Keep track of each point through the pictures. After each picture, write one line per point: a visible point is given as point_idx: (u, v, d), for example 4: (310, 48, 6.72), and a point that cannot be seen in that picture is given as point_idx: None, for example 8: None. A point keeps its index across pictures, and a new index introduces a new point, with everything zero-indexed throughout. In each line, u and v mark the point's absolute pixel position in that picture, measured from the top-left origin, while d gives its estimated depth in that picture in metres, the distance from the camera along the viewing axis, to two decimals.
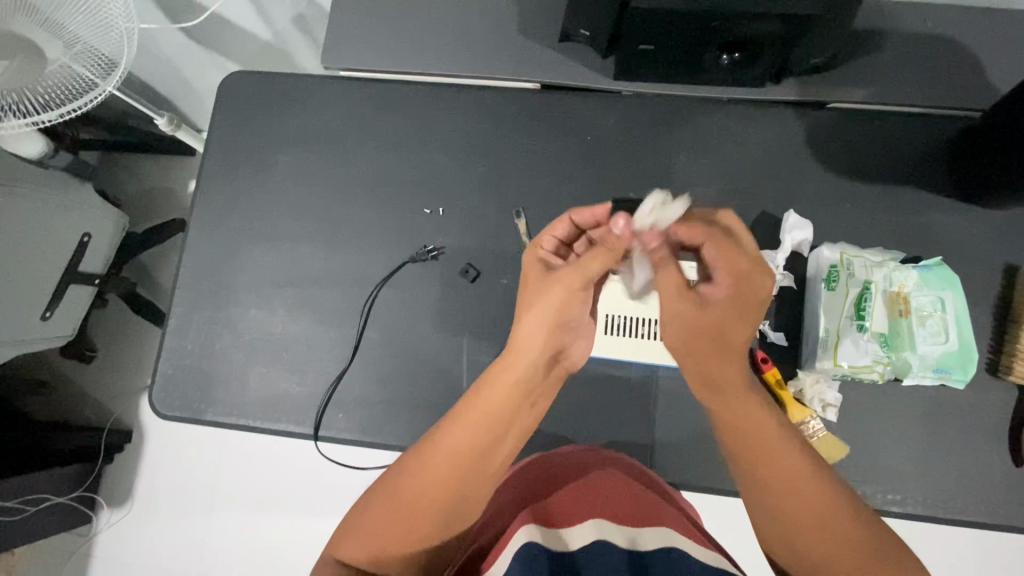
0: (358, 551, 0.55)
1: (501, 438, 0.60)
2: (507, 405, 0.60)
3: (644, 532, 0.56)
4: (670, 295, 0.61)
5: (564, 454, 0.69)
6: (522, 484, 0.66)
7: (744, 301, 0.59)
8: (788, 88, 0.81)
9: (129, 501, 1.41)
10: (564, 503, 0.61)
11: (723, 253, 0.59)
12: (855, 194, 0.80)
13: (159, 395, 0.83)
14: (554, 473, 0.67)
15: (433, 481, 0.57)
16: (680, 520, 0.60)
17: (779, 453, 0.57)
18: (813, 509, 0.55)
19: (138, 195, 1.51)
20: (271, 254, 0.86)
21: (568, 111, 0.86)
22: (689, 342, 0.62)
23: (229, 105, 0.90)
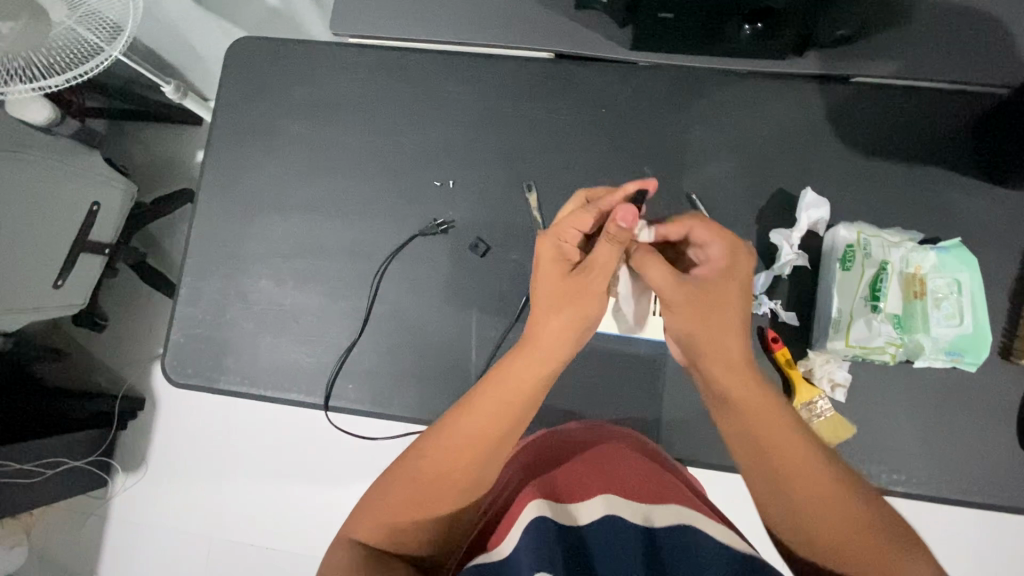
0: (371, 530, 0.57)
1: (517, 431, 0.60)
2: (524, 396, 0.60)
3: (654, 508, 0.57)
4: (666, 284, 0.63)
5: (571, 432, 0.70)
6: (535, 456, 0.67)
7: (734, 279, 0.62)
8: (810, 61, 0.79)
9: (145, 465, 1.45)
10: (573, 478, 0.62)
11: (710, 230, 0.63)
12: (875, 172, 0.78)
13: (172, 363, 0.83)
14: (567, 446, 0.67)
15: (449, 471, 0.58)
16: (691, 496, 0.60)
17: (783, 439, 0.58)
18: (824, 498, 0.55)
19: (146, 164, 1.51)
20: (280, 225, 0.85)
21: (582, 82, 0.84)
22: (695, 324, 0.61)
23: (235, 72, 0.89)
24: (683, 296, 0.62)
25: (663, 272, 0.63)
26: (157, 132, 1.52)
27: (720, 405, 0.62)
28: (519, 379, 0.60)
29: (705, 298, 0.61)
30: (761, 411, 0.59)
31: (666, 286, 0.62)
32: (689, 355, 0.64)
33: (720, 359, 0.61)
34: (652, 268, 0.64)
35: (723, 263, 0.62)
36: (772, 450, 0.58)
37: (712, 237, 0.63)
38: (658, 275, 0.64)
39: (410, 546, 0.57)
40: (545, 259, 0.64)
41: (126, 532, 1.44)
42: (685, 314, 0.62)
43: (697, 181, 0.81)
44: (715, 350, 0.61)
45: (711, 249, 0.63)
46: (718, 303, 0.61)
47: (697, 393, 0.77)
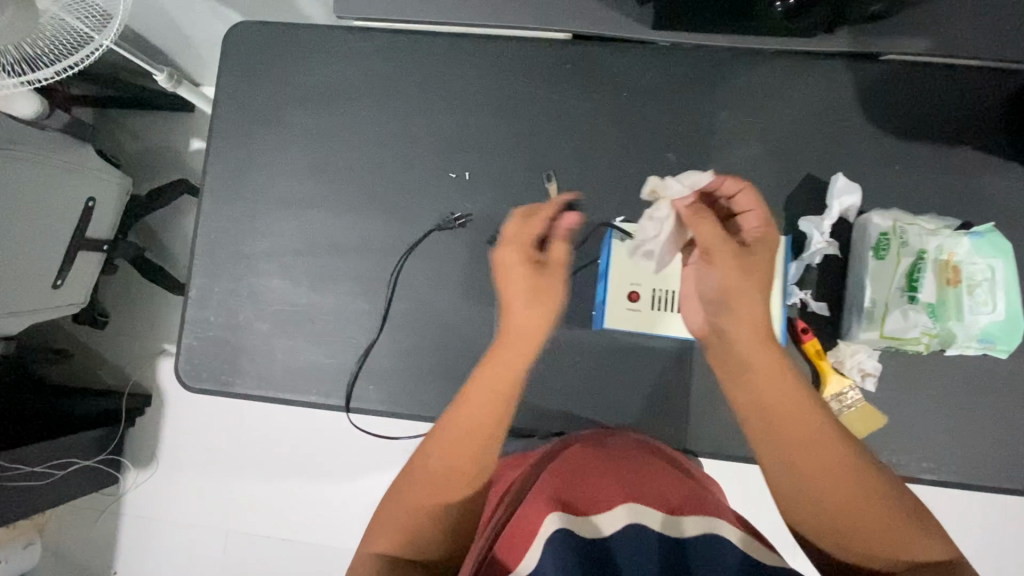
0: (377, 543, 0.56)
1: (508, 423, 0.60)
2: (510, 382, 0.60)
3: (680, 520, 0.55)
4: (714, 244, 0.60)
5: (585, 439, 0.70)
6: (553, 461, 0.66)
7: (767, 251, 0.62)
8: (839, 39, 0.75)
9: (156, 460, 1.44)
10: (591, 484, 0.59)
11: (756, 198, 0.63)
12: (907, 155, 0.76)
13: (185, 367, 0.81)
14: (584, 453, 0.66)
15: (448, 471, 0.57)
16: (713, 503, 0.59)
17: (801, 402, 0.57)
18: (836, 466, 0.55)
19: (139, 155, 1.46)
20: (289, 222, 0.82)
21: (601, 65, 0.80)
22: (729, 283, 0.60)
23: (234, 61, 0.84)
24: (728, 252, 0.60)
25: (714, 232, 0.60)
26: (148, 121, 1.46)
27: (739, 371, 0.60)
28: (502, 365, 0.60)
29: (745, 258, 0.60)
30: (781, 381, 0.58)
31: (714, 244, 0.60)
32: (716, 309, 0.62)
33: (751, 321, 0.60)
34: (704, 226, 0.61)
35: (761, 231, 0.63)
36: (790, 419, 0.57)
37: (756, 205, 0.63)
38: (707, 232, 0.61)
39: (419, 558, 0.56)
40: (508, 259, 0.63)
41: (141, 529, 1.44)
42: (724, 271, 0.60)
43: (723, 167, 0.78)
44: (745, 313, 0.60)
45: (749, 219, 0.64)
46: (753, 267, 0.60)
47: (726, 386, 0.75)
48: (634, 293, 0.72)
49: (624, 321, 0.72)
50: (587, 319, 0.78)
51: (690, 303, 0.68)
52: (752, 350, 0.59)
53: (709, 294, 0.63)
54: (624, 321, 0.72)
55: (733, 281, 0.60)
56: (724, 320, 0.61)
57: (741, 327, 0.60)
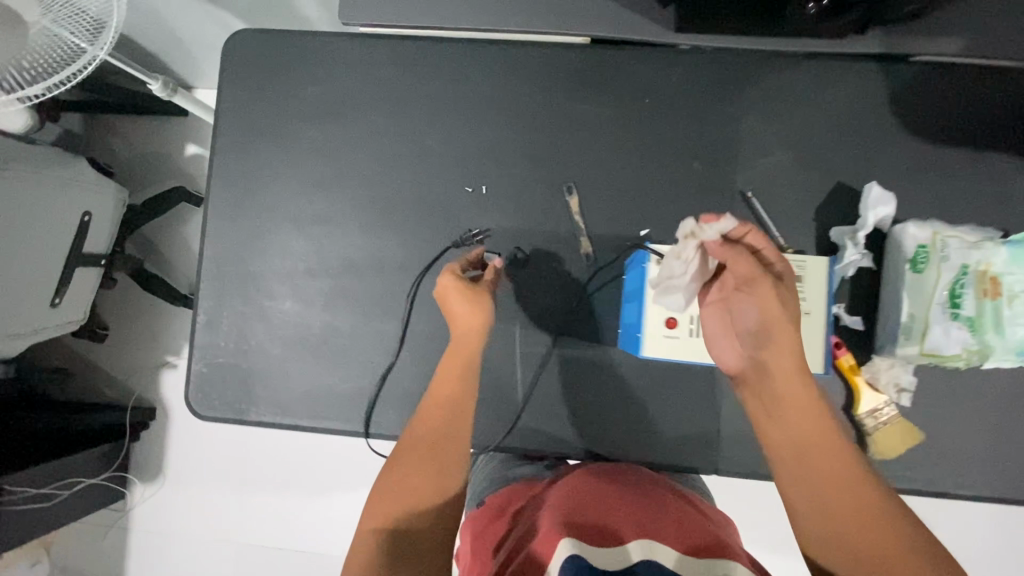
0: (370, 536, 0.58)
1: (467, 412, 0.65)
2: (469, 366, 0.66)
3: (694, 561, 0.52)
4: (750, 279, 0.59)
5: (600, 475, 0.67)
6: (566, 488, 0.65)
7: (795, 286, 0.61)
8: (872, 41, 0.72)
9: (163, 475, 1.42)
10: (607, 517, 0.57)
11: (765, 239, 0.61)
12: (941, 162, 0.73)
13: (196, 395, 0.78)
14: (599, 488, 0.63)
15: (429, 460, 0.61)
16: (729, 544, 0.55)
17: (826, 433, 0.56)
18: (859, 500, 0.53)
19: (132, 163, 1.41)
20: (299, 241, 0.79)
21: (621, 70, 0.77)
22: (770, 316, 0.58)
23: (235, 71, 0.80)
24: (769, 284, 0.58)
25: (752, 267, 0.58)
26: (141, 127, 1.41)
27: (779, 407, 0.59)
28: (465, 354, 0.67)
29: (782, 290, 0.59)
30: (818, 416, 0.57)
31: (753, 277, 0.58)
32: (749, 337, 0.60)
33: (793, 358, 0.58)
34: (744, 260, 0.58)
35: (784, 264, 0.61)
36: (827, 460, 0.55)
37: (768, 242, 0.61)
38: (745, 267, 0.59)
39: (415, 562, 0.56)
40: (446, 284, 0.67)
41: (149, 545, 1.41)
42: (766, 303, 0.58)
43: (751, 177, 0.75)
44: (787, 348, 0.58)
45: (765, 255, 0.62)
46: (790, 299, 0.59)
47: None
48: (671, 319, 0.66)
49: (658, 348, 0.66)
50: (611, 336, 0.75)
51: (718, 339, 0.63)
52: (791, 386, 0.58)
53: (747, 329, 0.60)
54: (660, 348, 0.66)
55: (771, 314, 0.58)
56: (758, 347, 0.60)
57: (781, 363, 0.58)
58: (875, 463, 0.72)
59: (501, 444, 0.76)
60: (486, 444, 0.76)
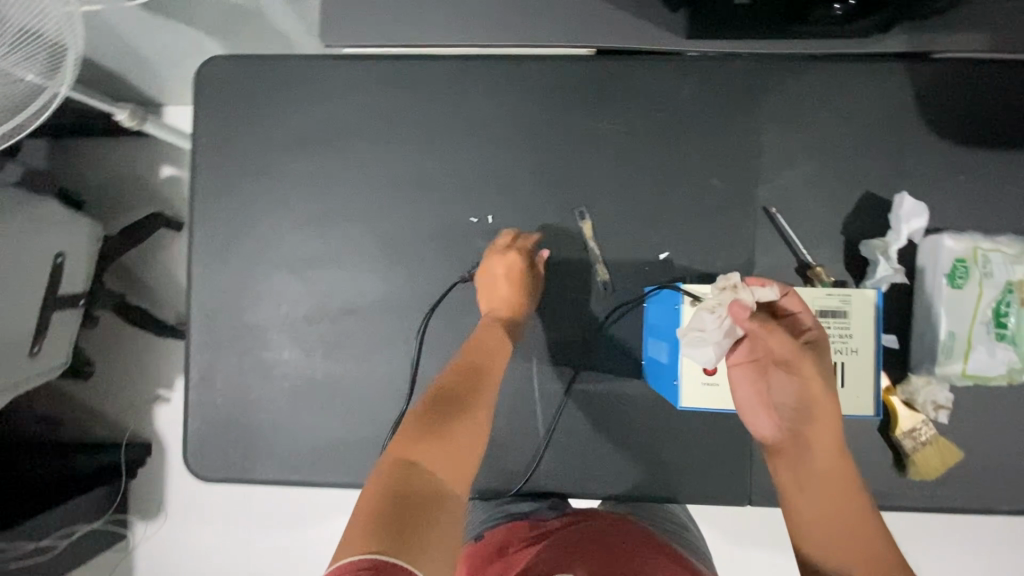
0: (377, 502, 0.44)
1: (489, 380, 0.59)
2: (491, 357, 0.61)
3: None
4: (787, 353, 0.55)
5: (602, 520, 0.62)
6: (560, 544, 0.56)
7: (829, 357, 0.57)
8: (897, 40, 0.67)
9: (162, 514, 1.36)
10: (612, 563, 0.52)
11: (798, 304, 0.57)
12: (971, 165, 0.69)
13: (195, 457, 0.73)
14: (605, 534, 0.58)
15: (455, 420, 0.52)
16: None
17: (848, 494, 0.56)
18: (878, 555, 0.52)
19: (105, 189, 1.33)
20: (294, 285, 0.73)
21: (631, 81, 0.71)
22: (811, 391, 0.56)
23: (211, 103, 0.73)
24: (806, 359, 0.55)
25: (786, 342, 0.54)
26: (113, 151, 1.32)
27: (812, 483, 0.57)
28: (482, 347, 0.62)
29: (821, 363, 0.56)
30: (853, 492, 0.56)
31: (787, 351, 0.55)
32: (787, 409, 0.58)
33: (832, 434, 0.57)
34: (773, 335, 0.55)
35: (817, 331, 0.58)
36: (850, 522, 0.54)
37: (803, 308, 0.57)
38: (779, 343, 0.54)
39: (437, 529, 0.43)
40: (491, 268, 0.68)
41: None
42: (806, 378, 0.55)
43: (774, 191, 0.71)
44: (828, 426, 0.56)
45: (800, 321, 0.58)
46: (826, 375, 0.56)
47: None
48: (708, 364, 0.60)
49: (696, 397, 0.60)
50: (634, 368, 0.71)
51: (753, 412, 0.59)
52: (827, 461, 0.57)
53: (785, 403, 0.57)
54: (696, 397, 0.61)
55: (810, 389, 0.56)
56: (795, 418, 0.58)
57: (817, 433, 0.57)
58: (914, 484, 0.69)
59: (524, 488, 0.72)
60: (508, 488, 0.72)
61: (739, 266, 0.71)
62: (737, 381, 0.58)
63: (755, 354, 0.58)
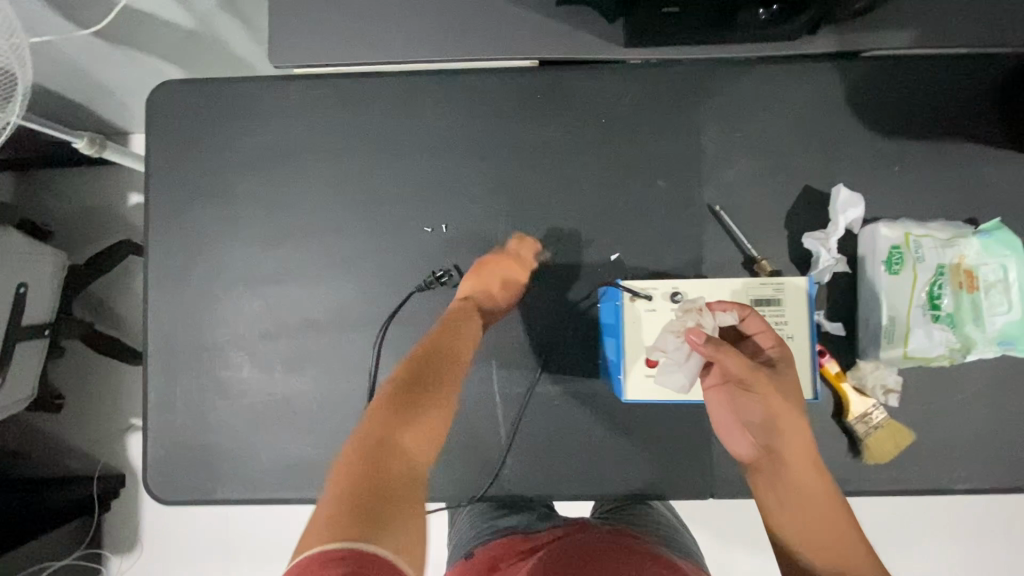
0: (340, 500, 0.45)
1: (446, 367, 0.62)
2: (460, 348, 0.64)
3: None
4: (748, 375, 0.57)
5: (586, 534, 0.58)
6: (546, 563, 0.54)
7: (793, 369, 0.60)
8: (825, 41, 0.70)
9: (138, 546, 1.33)
10: None
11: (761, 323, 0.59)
12: (903, 156, 0.72)
13: (157, 479, 0.72)
14: (595, 547, 0.54)
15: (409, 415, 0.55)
16: None
17: (831, 508, 0.57)
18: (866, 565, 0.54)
19: (72, 219, 1.32)
20: (253, 302, 0.74)
21: (574, 90, 0.74)
22: (774, 409, 0.59)
23: (164, 128, 0.74)
24: (764, 378, 0.57)
25: (745, 365, 0.56)
26: (78, 181, 1.32)
27: (789, 491, 0.59)
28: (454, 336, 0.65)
29: (782, 381, 0.59)
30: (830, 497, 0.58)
31: (747, 374, 0.57)
32: (760, 429, 0.61)
33: (804, 449, 0.59)
34: (735, 360, 0.56)
35: (778, 349, 0.60)
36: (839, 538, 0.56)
37: (766, 326, 0.60)
38: (736, 366, 0.56)
39: (406, 519, 0.45)
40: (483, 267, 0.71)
41: None
42: (768, 395, 0.58)
43: (718, 190, 0.73)
44: (796, 437, 0.59)
45: (761, 339, 0.60)
46: (790, 391, 0.59)
47: None
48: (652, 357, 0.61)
49: (641, 390, 0.61)
50: (591, 369, 0.72)
51: (728, 429, 0.63)
52: (806, 477, 0.59)
53: (754, 422, 0.61)
54: (645, 390, 0.61)
55: (775, 407, 0.59)
56: (769, 436, 0.60)
57: (792, 449, 0.60)
58: (870, 468, 0.70)
59: (489, 494, 0.72)
60: (472, 496, 0.72)
61: (688, 263, 0.72)
62: (712, 402, 0.62)
63: (724, 376, 0.60)
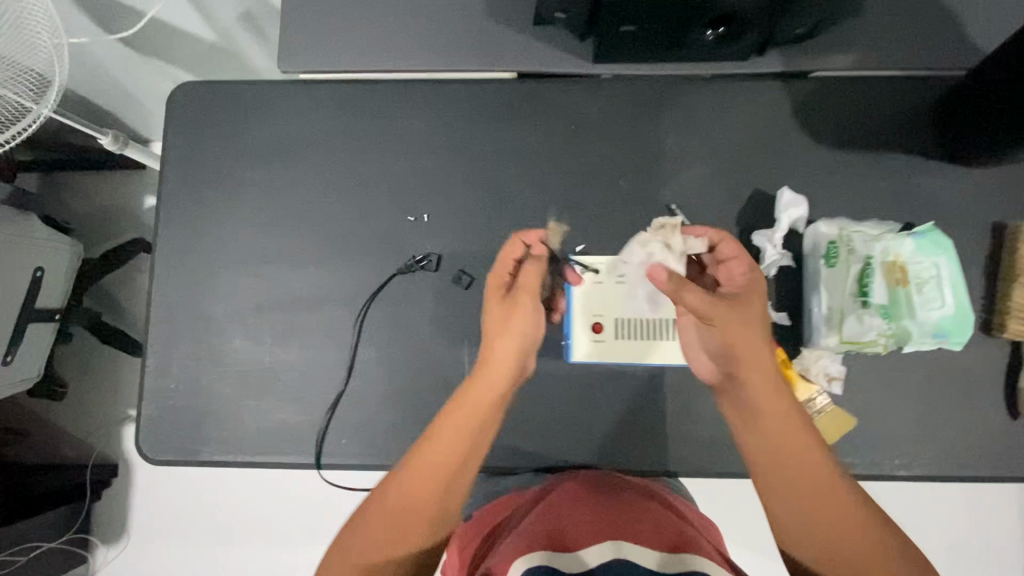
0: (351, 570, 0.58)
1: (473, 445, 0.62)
2: (466, 438, 0.62)
3: (673, 553, 0.55)
4: (706, 306, 0.62)
5: (567, 474, 0.72)
6: (533, 503, 0.66)
7: (761, 296, 0.65)
8: (772, 60, 0.79)
9: (125, 535, 1.35)
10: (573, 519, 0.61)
11: (733, 249, 0.67)
12: (845, 165, 0.80)
13: (149, 439, 0.78)
14: (577, 484, 0.68)
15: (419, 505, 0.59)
16: (694, 540, 0.58)
17: (800, 446, 0.59)
18: (834, 505, 0.57)
19: (90, 217, 1.42)
20: (249, 279, 0.81)
21: (548, 99, 0.82)
22: (733, 337, 0.62)
23: (181, 123, 0.83)
24: (723, 308, 0.62)
25: (702, 296, 0.62)
26: (100, 182, 1.42)
27: (759, 421, 0.61)
28: (459, 430, 0.62)
29: (741, 310, 0.63)
30: (801, 431, 0.60)
31: (705, 304, 0.62)
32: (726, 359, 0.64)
33: (770, 381, 0.61)
34: (692, 290, 0.62)
35: (748, 275, 0.66)
36: (806, 474, 0.58)
37: (738, 253, 0.67)
38: (695, 297, 0.62)
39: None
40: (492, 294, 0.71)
41: None
42: (728, 324, 0.62)
43: (676, 190, 0.80)
44: (759, 370, 0.61)
45: (733, 267, 0.67)
46: (751, 320, 0.62)
47: (700, 405, 0.76)
48: (597, 324, 0.75)
49: (586, 351, 0.75)
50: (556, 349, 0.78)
51: (695, 350, 0.69)
52: (773, 411, 0.61)
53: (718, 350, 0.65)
54: (588, 351, 0.75)
55: (735, 337, 0.62)
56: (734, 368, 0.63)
57: (756, 381, 0.61)
58: None
59: None
60: None
61: None
62: (683, 327, 0.69)
63: None
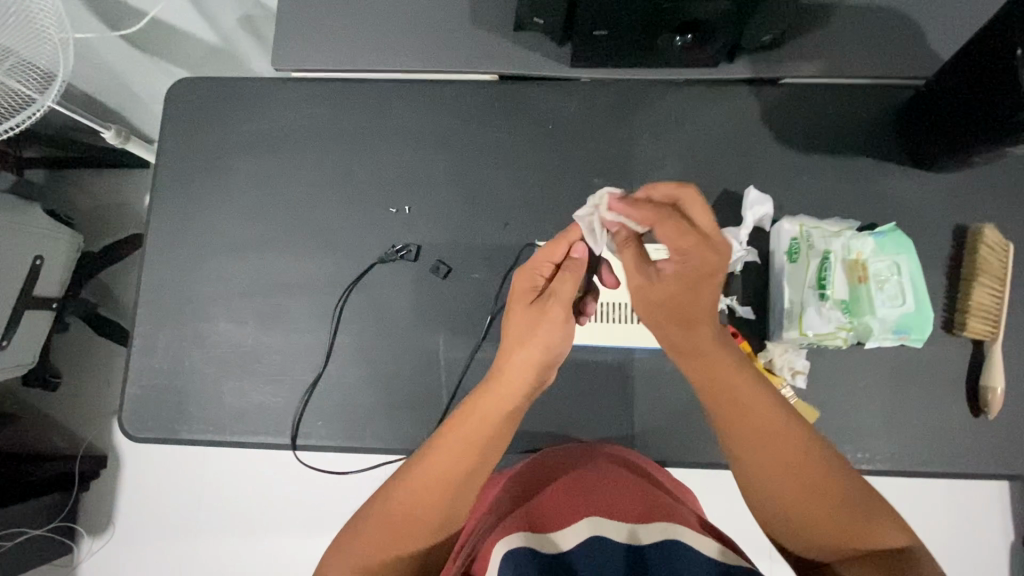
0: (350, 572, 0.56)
1: (488, 454, 0.61)
2: (476, 444, 0.61)
3: (646, 525, 0.58)
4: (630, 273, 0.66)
5: (554, 450, 0.74)
6: (519, 485, 0.68)
7: (690, 279, 0.60)
8: (741, 67, 0.82)
9: (109, 527, 1.36)
10: (554, 501, 0.62)
11: (667, 229, 0.60)
12: (812, 168, 0.82)
13: (132, 417, 0.80)
14: (561, 463, 0.70)
15: (429, 507, 0.58)
16: (673, 511, 0.61)
17: (742, 408, 0.60)
18: (787, 466, 0.57)
19: (93, 213, 1.46)
20: (235, 265, 0.84)
21: (527, 100, 0.86)
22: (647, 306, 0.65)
23: (178, 116, 0.87)
24: (637, 278, 0.65)
25: (631, 261, 0.66)
26: (103, 179, 1.47)
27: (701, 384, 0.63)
28: (466, 438, 0.61)
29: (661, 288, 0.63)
30: (741, 394, 0.60)
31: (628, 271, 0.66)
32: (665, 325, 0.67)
33: (689, 352, 0.63)
34: (626, 251, 0.67)
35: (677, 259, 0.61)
36: (750, 436, 0.59)
37: (668, 234, 0.60)
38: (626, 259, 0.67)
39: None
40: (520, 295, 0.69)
41: None
42: (639, 294, 0.66)
43: None
44: (676, 339, 0.63)
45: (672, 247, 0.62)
46: (668, 297, 0.62)
47: (666, 395, 0.78)
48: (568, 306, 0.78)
49: None
50: None
51: None
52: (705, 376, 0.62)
53: None
54: None
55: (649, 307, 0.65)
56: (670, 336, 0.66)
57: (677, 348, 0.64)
58: None
59: None
60: (411, 450, 0.79)
61: None
62: None
63: None
